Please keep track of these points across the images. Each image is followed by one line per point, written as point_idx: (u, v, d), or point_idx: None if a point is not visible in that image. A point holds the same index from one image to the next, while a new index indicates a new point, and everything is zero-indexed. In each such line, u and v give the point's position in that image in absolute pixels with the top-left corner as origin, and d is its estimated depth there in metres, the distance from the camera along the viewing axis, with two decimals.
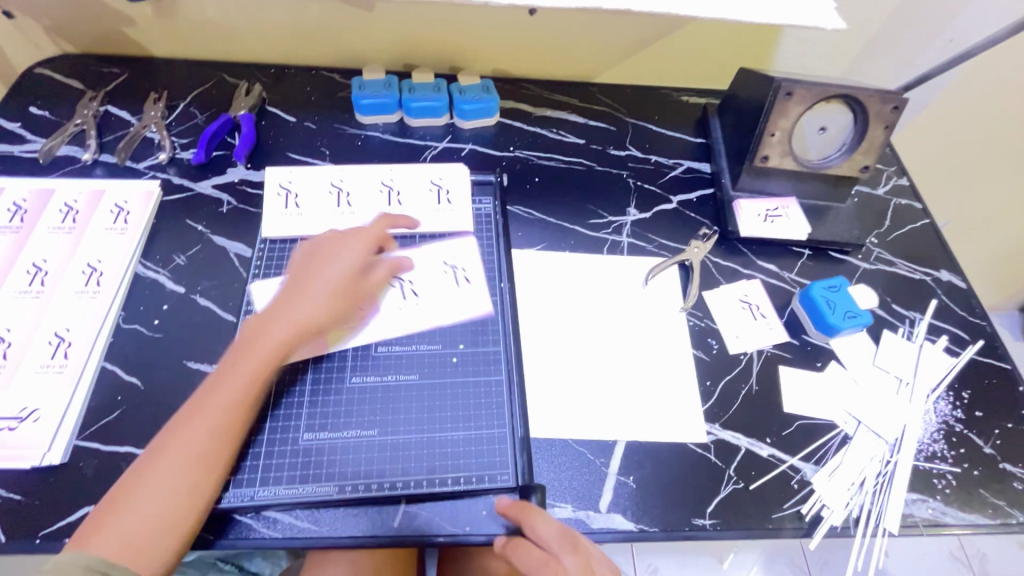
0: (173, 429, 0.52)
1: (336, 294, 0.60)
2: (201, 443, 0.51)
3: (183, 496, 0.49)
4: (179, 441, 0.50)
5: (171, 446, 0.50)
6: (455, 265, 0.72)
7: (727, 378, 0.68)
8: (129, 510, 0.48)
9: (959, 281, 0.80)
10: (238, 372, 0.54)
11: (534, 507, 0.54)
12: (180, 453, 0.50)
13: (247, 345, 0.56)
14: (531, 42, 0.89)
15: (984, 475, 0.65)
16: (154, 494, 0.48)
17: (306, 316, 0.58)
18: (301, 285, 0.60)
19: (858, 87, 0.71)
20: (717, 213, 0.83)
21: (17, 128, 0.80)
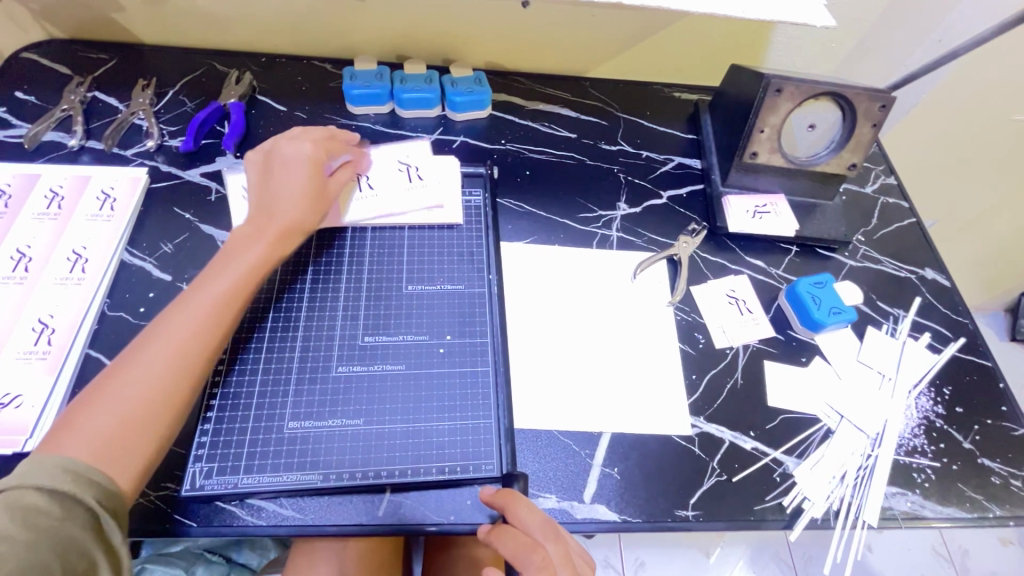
0: (149, 331, 0.52)
1: (309, 199, 0.64)
2: (180, 337, 0.52)
3: (156, 394, 0.49)
4: (154, 341, 0.51)
5: (149, 344, 0.51)
6: (409, 163, 0.77)
7: (713, 372, 0.69)
8: (105, 405, 0.47)
9: (943, 280, 0.81)
10: (220, 278, 0.57)
11: (517, 495, 0.54)
12: (158, 349, 0.51)
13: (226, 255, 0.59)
14: (523, 35, 0.89)
15: (962, 470, 0.66)
16: (128, 390, 0.48)
17: (279, 220, 0.62)
18: (273, 192, 0.64)
19: (847, 84, 0.71)
20: (706, 208, 0.83)
21: (2, 113, 0.79)
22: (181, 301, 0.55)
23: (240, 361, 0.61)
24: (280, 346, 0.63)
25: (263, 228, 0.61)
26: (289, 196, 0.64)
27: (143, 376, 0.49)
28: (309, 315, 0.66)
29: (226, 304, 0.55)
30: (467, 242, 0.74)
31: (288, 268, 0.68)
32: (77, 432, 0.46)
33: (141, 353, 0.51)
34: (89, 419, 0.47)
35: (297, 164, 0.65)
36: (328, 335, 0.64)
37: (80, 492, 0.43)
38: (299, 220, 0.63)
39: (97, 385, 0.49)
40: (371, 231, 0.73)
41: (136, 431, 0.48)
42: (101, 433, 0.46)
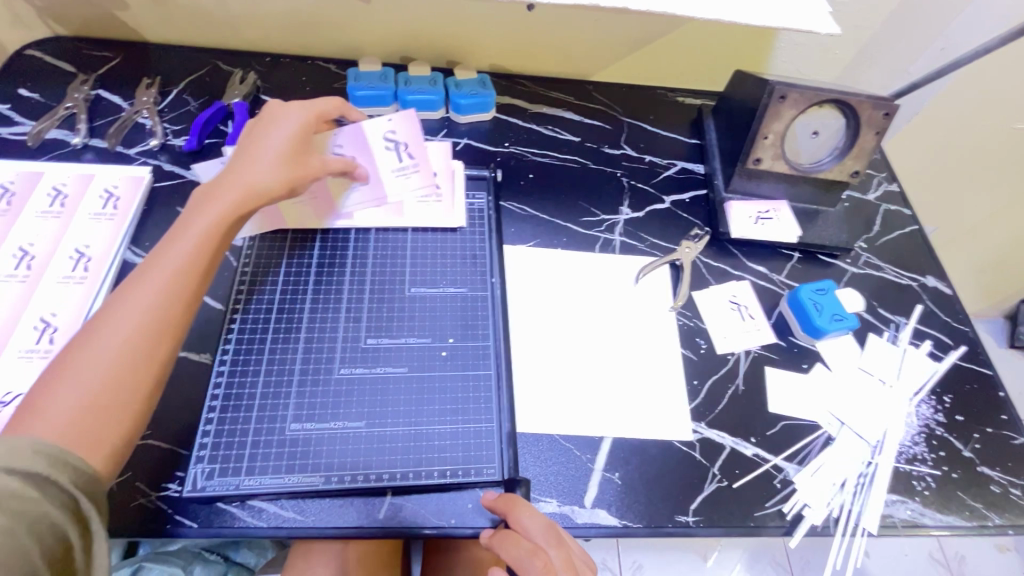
0: (114, 302, 0.50)
1: (284, 159, 0.62)
2: (145, 307, 0.50)
3: (126, 368, 0.47)
4: (119, 315, 0.49)
5: (113, 317, 0.49)
6: (395, 140, 0.72)
7: (714, 377, 0.69)
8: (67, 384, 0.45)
9: (944, 287, 0.81)
10: (185, 239, 0.54)
11: (518, 499, 0.55)
12: (124, 322, 0.49)
13: (190, 218, 0.56)
14: (528, 38, 0.89)
15: (962, 478, 0.66)
16: (95, 365, 0.46)
17: (248, 181, 0.59)
18: (242, 155, 0.62)
19: (851, 92, 0.71)
20: (709, 214, 0.83)
21: (6, 110, 0.79)
22: (145, 271, 0.52)
23: (243, 362, 0.61)
24: (283, 346, 0.63)
25: (230, 188, 0.58)
26: (258, 155, 0.61)
27: (109, 347, 0.47)
28: (312, 316, 0.66)
29: (192, 271, 0.53)
30: (470, 245, 0.74)
31: (292, 271, 0.69)
32: (45, 413, 0.44)
33: (107, 326, 0.48)
34: (54, 399, 0.45)
35: (278, 127, 0.64)
36: (331, 336, 0.64)
37: (55, 474, 0.41)
38: (271, 180, 0.60)
39: (62, 363, 0.47)
40: (374, 234, 0.73)
41: (107, 408, 0.46)
42: (71, 412, 0.44)
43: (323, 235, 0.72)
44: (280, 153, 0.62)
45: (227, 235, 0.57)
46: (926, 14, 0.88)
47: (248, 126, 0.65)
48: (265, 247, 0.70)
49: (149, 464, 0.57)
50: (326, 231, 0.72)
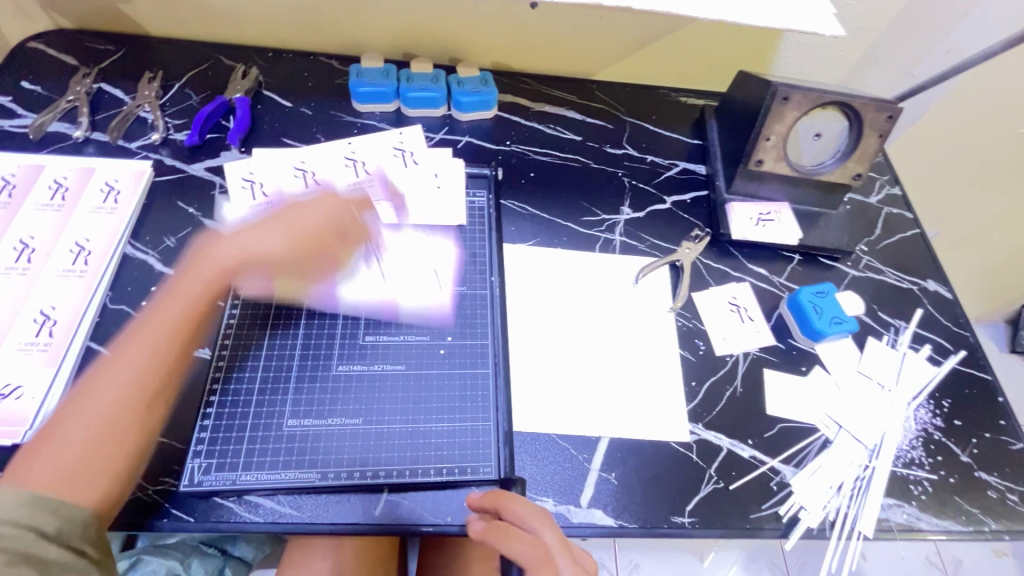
0: (105, 367, 0.51)
1: (291, 233, 0.57)
2: (134, 372, 0.51)
3: (113, 420, 0.49)
4: (115, 369, 0.51)
5: (108, 373, 0.51)
6: (404, 150, 0.79)
7: (712, 379, 0.69)
8: (56, 445, 0.47)
9: (945, 292, 0.81)
10: (169, 310, 0.54)
11: (507, 493, 0.55)
12: (115, 385, 0.50)
13: (190, 282, 0.55)
14: (531, 35, 0.89)
15: (959, 483, 0.66)
16: (83, 430, 0.48)
17: (251, 248, 0.56)
18: (259, 221, 0.58)
19: (854, 94, 0.71)
20: (710, 215, 0.83)
21: (8, 103, 0.79)
22: (143, 325, 0.54)
23: (242, 357, 0.62)
24: (281, 343, 0.63)
25: (231, 256, 0.56)
26: (275, 226, 0.58)
27: (98, 413, 0.49)
28: (310, 312, 0.66)
29: (177, 336, 0.54)
30: (470, 243, 0.74)
31: None
32: (38, 462, 0.46)
33: (102, 381, 0.50)
34: (49, 450, 0.46)
35: (305, 202, 0.60)
36: (329, 332, 0.65)
37: (36, 520, 0.42)
38: (281, 246, 0.57)
39: (60, 413, 0.49)
40: None
41: (95, 458, 0.47)
42: (61, 461, 0.46)
43: None
44: (296, 225, 0.58)
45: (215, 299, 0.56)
46: (932, 17, 0.88)
47: (285, 200, 0.62)
48: None
49: None
50: None
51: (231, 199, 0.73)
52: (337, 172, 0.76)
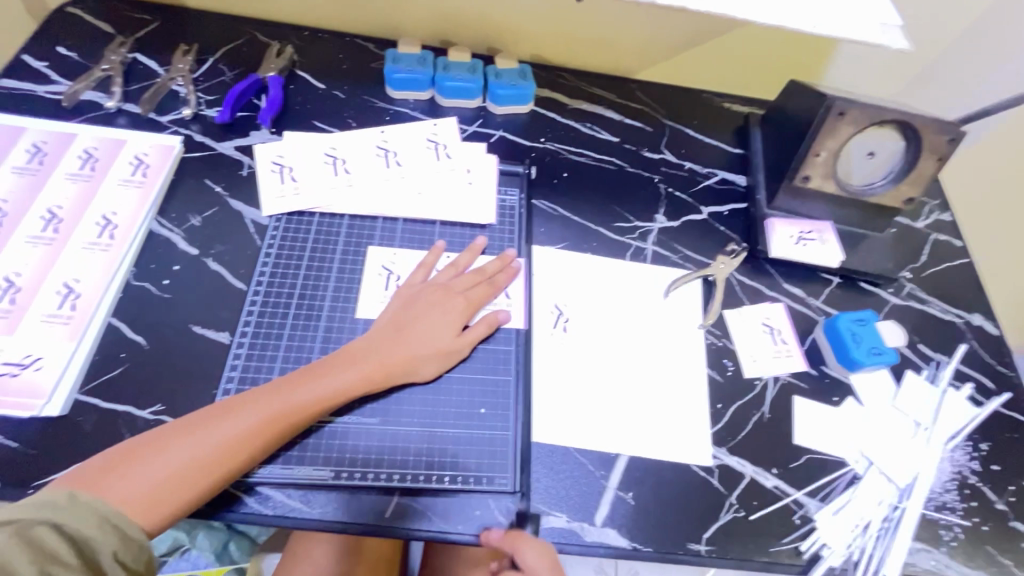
0: (223, 408, 0.53)
1: (426, 352, 0.60)
2: (244, 429, 0.52)
3: (208, 468, 0.50)
4: (231, 418, 0.52)
5: (221, 418, 0.52)
6: (437, 142, 0.77)
7: (739, 403, 0.66)
8: (147, 465, 0.48)
9: (991, 327, 0.77)
10: (304, 390, 0.55)
11: (529, 542, 0.55)
12: (219, 431, 0.51)
13: (326, 369, 0.57)
14: (574, 28, 0.86)
15: (993, 531, 0.63)
16: (176, 459, 0.49)
17: (386, 361, 0.58)
18: (398, 328, 0.61)
19: (914, 113, 0.67)
20: (747, 229, 0.80)
21: (43, 67, 0.78)
22: (270, 385, 0.55)
23: (261, 347, 0.62)
24: (302, 336, 0.63)
25: (371, 359, 0.58)
26: (409, 339, 0.60)
27: (194, 449, 0.50)
28: (333, 306, 0.65)
29: (303, 410, 0.54)
30: (498, 243, 0.72)
31: (316, 256, 0.68)
32: (129, 477, 0.48)
33: (210, 425, 0.51)
34: (144, 468, 0.48)
35: (434, 310, 0.63)
36: (349, 328, 0.64)
37: (100, 539, 0.44)
38: (409, 364, 0.59)
39: (162, 433, 0.51)
40: (401, 223, 0.72)
41: (176, 495, 0.48)
42: (151, 485, 0.48)
43: (350, 220, 0.71)
44: (428, 347, 0.60)
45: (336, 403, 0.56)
46: (1002, 33, 0.83)
47: (405, 295, 0.64)
48: (290, 230, 0.70)
49: None
50: (354, 216, 0.71)
51: (260, 181, 0.72)
52: (368, 161, 0.74)
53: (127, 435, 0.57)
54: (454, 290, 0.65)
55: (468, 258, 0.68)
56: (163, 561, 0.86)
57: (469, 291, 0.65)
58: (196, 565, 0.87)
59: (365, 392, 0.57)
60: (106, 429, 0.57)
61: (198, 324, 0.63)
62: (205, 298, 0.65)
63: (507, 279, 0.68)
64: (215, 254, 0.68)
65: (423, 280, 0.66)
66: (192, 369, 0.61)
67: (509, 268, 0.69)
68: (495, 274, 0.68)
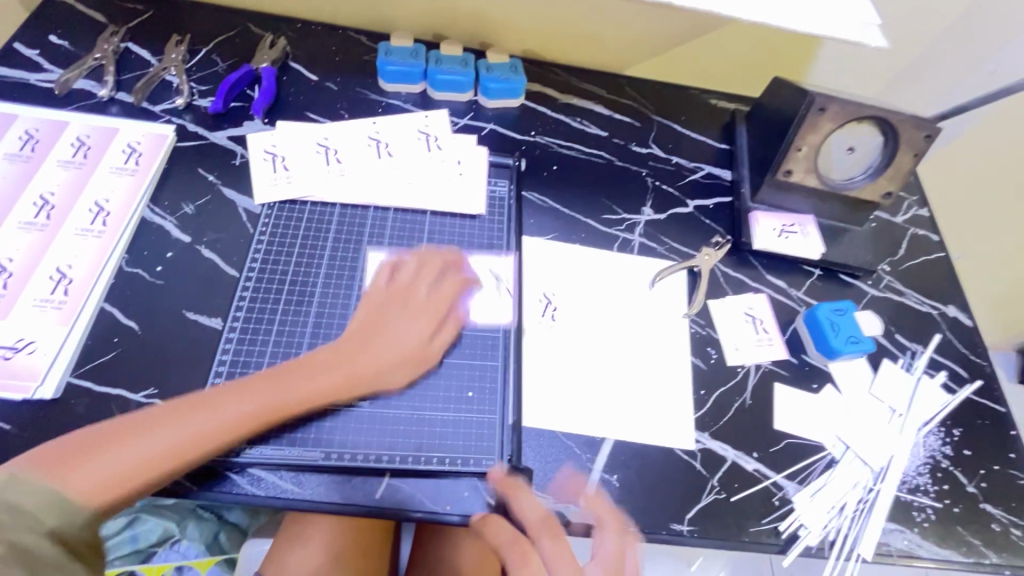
0: (194, 402, 0.52)
1: (398, 361, 0.60)
2: (215, 424, 0.51)
3: (167, 461, 0.48)
4: (195, 416, 0.51)
5: (191, 412, 0.51)
6: (428, 134, 0.78)
7: (721, 389, 0.68)
8: (103, 452, 0.47)
9: (965, 318, 0.79)
10: (277, 391, 0.55)
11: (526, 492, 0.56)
12: (189, 424, 0.50)
13: (293, 374, 0.56)
14: (564, 24, 0.87)
15: (963, 513, 0.65)
16: (137, 447, 0.48)
17: (358, 368, 0.58)
18: (371, 336, 0.60)
19: (892, 109, 0.69)
20: (732, 222, 0.82)
21: (35, 56, 0.79)
22: (235, 384, 0.54)
23: (252, 332, 0.63)
24: (293, 322, 0.64)
25: (345, 366, 0.58)
26: (376, 347, 0.60)
27: (159, 439, 0.49)
28: (324, 292, 0.66)
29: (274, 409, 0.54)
30: (487, 233, 0.74)
31: (308, 244, 0.69)
32: (79, 463, 0.46)
33: (180, 417, 0.50)
34: (97, 456, 0.46)
35: (405, 318, 0.62)
36: (340, 314, 0.65)
37: (38, 517, 0.41)
38: (377, 371, 0.59)
39: (124, 422, 0.49)
40: (392, 213, 0.73)
41: (132, 479, 0.47)
42: (101, 471, 0.46)
43: (342, 210, 0.72)
44: (397, 354, 0.60)
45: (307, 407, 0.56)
46: (977, 34, 0.86)
47: (373, 300, 0.64)
48: (282, 219, 0.70)
49: None
50: (346, 205, 0.72)
51: (252, 170, 0.73)
52: (360, 152, 0.75)
53: (120, 418, 0.57)
54: (422, 295, 0.64)
55: (432, 251, 0.68)
56: (152, 552, 0.87)
57: (438, 296, 0.65)
58: (186, 556, 0.88)
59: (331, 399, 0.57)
60: (99, 412, 0.57)
61: (191, 311, 0.64)
62: (198, 285, 0.66)
63: (461, 269, 0.68)
64: (208, 242, 0.69)
65: (388, 283, 0.65)
66: (184, 354, 0.62)
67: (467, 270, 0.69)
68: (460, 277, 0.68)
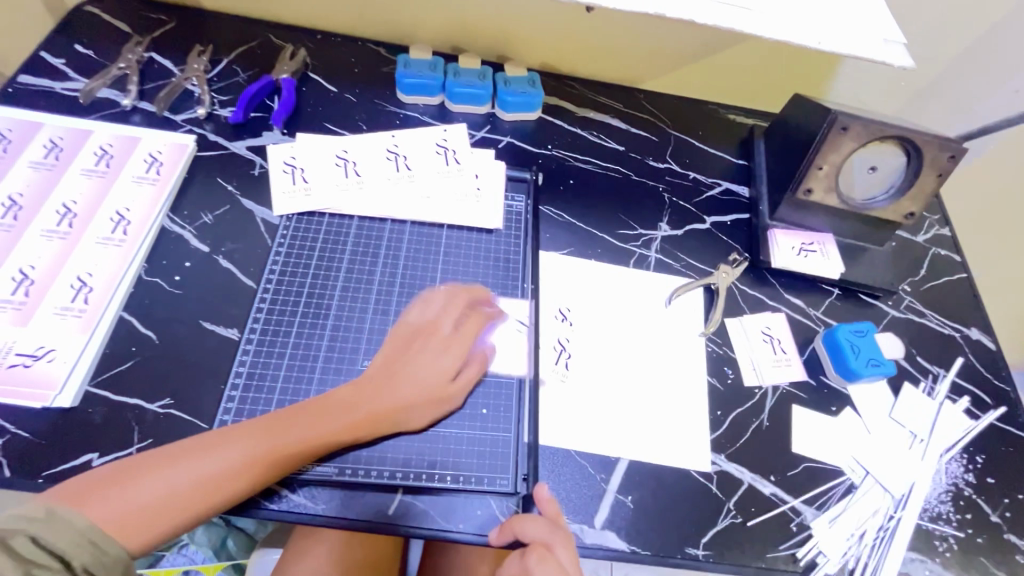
0: (216, 438, 0.52)
1: (424, 398, 0.59)
2: (232, 462, 0.51)
3: (191, 499, 0.49)
4: (219, 450, 0.51)
5: (211, 449, 0.51)
6: (446, 147, 0.78)
7: (739, 410, 0.67)
8: (132, 490, 0.48)
9: (988, 341, 0.78)
10: (296, 429, 0.54)
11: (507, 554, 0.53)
12: (209, 462, 0.50)
13: (319, 412, 0.56)
14: (582, 38, 0.87)
15: (987, 543, 0.64)
16: (165, 485, 0.49)
17: (379, 407, 0.57)
18: (396, 373, 0.60)
19: (916, 129, 0.68)
20: (750, 240, 0.81)
21: (61, 65, 0.80)
22: (257, 420, 0.54)
23: (269, 344, 0.63)
24: (309, 335, 0.64)
25: (366, 404, 0.57)
26: (402, 387, 0.59)
27: (182, 478, 0.49)
28: (341, 304, 0.66)
29: (290, 447, 0.53)
30: (503, 249, 0.73)
31: (325, 256, 0.69)
32: (113, 497, 0.47)
33: (201, 454, 0.51)
34: (127, 492, 0.48)
35: (434, 355, 0.61)
36: (357, 325, 0.65)
37: (74, 556, 0.43)
38: (400, 411, 0.58)
39: (152, 457, 0.50)
40: (409, 225, 0.73)
41: (159, 519, 0.48)
42: (133, 509, 0.47)
43: (359, 222, 0.72)
44: (421, 393, 0.59)
45: (323, 445, 0.55)
46: (1003, 52, 0.84)
47: (405, 337, 0.63)
48: (300, 230, 0.71)
49: (171, 434, 0.58)
50: (363, 218, 0.72)
51: (271, 181, 0.73)
52: (378, 164, 0.76)
53: (136, 427, 0.58)
54: (454, 334, 0.63)
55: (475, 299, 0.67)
56: (159, 556, 0.87)
57: (468, 336, 0.64)
58: (194, 560, 0.88)
59: (355, 438, 0.56)
60: (116, 422, 0.58)
61: (208, 321, 0.64)
62: (215, 295, 0.66)
63: (507, 323, 0.66)
64: (226, 252, 0.69)
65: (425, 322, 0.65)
66: (200, 364, 0.62)
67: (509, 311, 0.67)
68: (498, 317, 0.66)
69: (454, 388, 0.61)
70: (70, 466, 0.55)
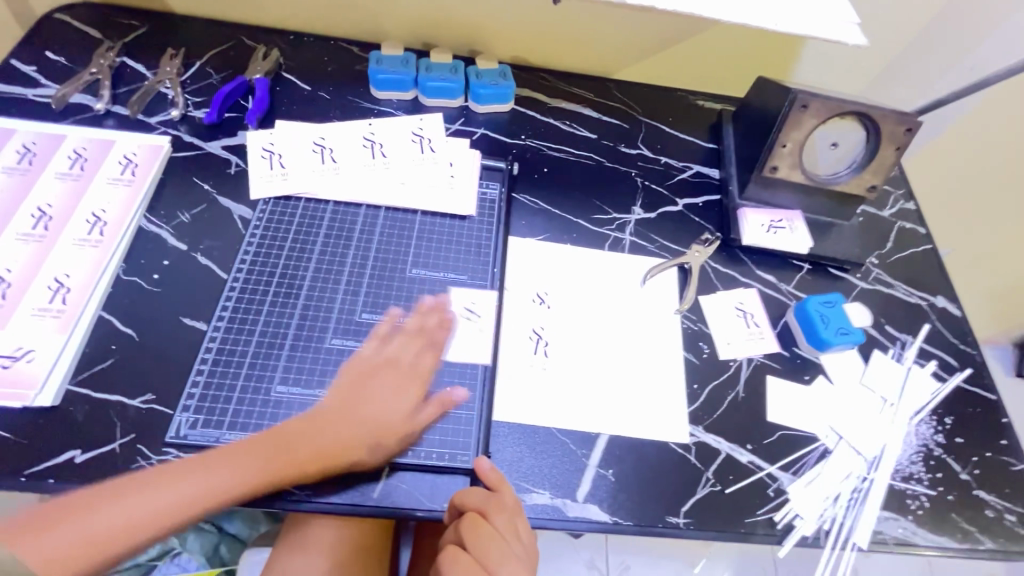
0: (146, 482, 0.51)
1: (373, 435, 0.58)
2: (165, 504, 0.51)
3: (120, 542, 0.49)
4: (147, 492, 0.51)
5: (141, 491, 0.51)
6: (422, 137, 0.80)
7: (715, 382, 0.69)
8: (59, 529, 0.47)
9: (954, 309, 0.80)
10: (232, 470, 0.53)
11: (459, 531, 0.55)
12: (135, 508, 0.50)
13: (255, 451, 0.55)
14: (551, 30, 0.89)
15: (957, 500, 0.66)
16: (94, 527, 0.48)
17: (326, 445, 0.56)
18: (344, 411, 0.59)
19: (872, 105, 0.71)
20: (721, 219, 0.83)
21: (32, 71, 0.80)
22: (194, 460, 0.54)
23: (240, 323, 0.64)
24: (279, 314, 0.65)
25: (310, 445, 0.56)
26: (349, 423, 0.58)
27: (111, 519, 0.49)
28: (313, 285, 0.67)
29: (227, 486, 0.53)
30: (477, 234, 0.74)
31: (300, 239, 0.70)
32: (41, 536, 0.46)
33: (130, 495, 0.50)
34: (54, 532, 0.47)
35: (382, 391, 0.60)
36: (327, 306, 0.66)
37: None
38: (350, 446, 0.57)
39: (81, 496, 0.50)
40: (384, 211, 0.74)
41: (89, 557, 0.48)
42: (63, 548, 0.47)
43: (335, 208, 0.73)
44: (372, 431, 0.58)
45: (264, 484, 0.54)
46: (957, 30, 0.88)
47: (356, 368, 0.62)
48: (277, 216, 0.72)
49: (154, 429, 0.58)
50: (339, 202, 0.74)
51: (250, 167, 0.74)
52: (355, 157, 0.77)
53: (118, 423, 0.58)
54: (402, 361, 0.62)
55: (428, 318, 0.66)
56: (153, 566, 0.88)
57: (418, 362, 0.63)
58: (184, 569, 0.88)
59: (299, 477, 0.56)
60: (98, 418, 0.58)
61: (188, 317, 0.65)
62: (194, 291, 0.66)
63: (446, 333, 0.65)
64: (204, 249, 0.70)
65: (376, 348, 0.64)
66: (181, 359, 0.62)
67: (451, 323, 0.66)
68: (445, 338, 0.65)
69: (405, 422, 0.59)
70: (53, 463, 0.55)
